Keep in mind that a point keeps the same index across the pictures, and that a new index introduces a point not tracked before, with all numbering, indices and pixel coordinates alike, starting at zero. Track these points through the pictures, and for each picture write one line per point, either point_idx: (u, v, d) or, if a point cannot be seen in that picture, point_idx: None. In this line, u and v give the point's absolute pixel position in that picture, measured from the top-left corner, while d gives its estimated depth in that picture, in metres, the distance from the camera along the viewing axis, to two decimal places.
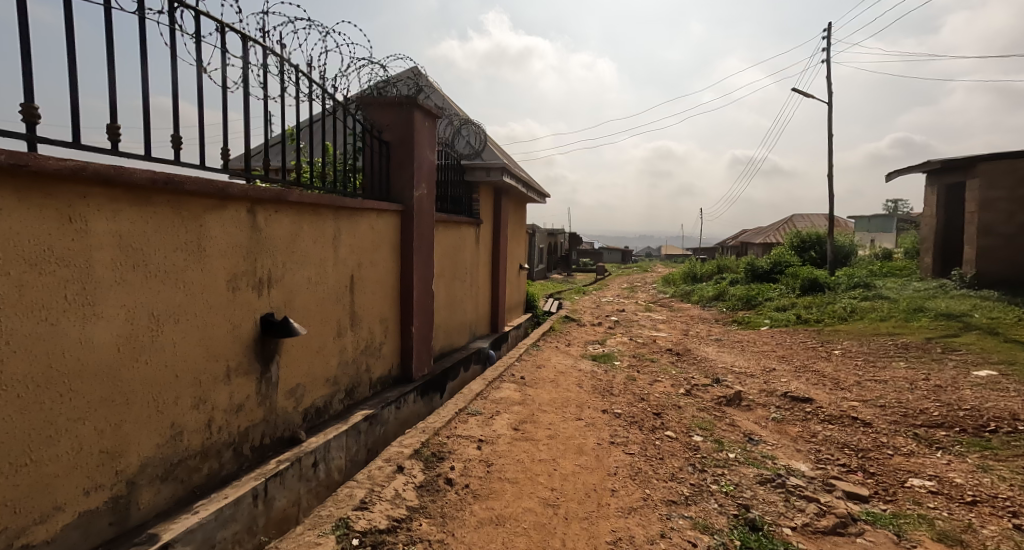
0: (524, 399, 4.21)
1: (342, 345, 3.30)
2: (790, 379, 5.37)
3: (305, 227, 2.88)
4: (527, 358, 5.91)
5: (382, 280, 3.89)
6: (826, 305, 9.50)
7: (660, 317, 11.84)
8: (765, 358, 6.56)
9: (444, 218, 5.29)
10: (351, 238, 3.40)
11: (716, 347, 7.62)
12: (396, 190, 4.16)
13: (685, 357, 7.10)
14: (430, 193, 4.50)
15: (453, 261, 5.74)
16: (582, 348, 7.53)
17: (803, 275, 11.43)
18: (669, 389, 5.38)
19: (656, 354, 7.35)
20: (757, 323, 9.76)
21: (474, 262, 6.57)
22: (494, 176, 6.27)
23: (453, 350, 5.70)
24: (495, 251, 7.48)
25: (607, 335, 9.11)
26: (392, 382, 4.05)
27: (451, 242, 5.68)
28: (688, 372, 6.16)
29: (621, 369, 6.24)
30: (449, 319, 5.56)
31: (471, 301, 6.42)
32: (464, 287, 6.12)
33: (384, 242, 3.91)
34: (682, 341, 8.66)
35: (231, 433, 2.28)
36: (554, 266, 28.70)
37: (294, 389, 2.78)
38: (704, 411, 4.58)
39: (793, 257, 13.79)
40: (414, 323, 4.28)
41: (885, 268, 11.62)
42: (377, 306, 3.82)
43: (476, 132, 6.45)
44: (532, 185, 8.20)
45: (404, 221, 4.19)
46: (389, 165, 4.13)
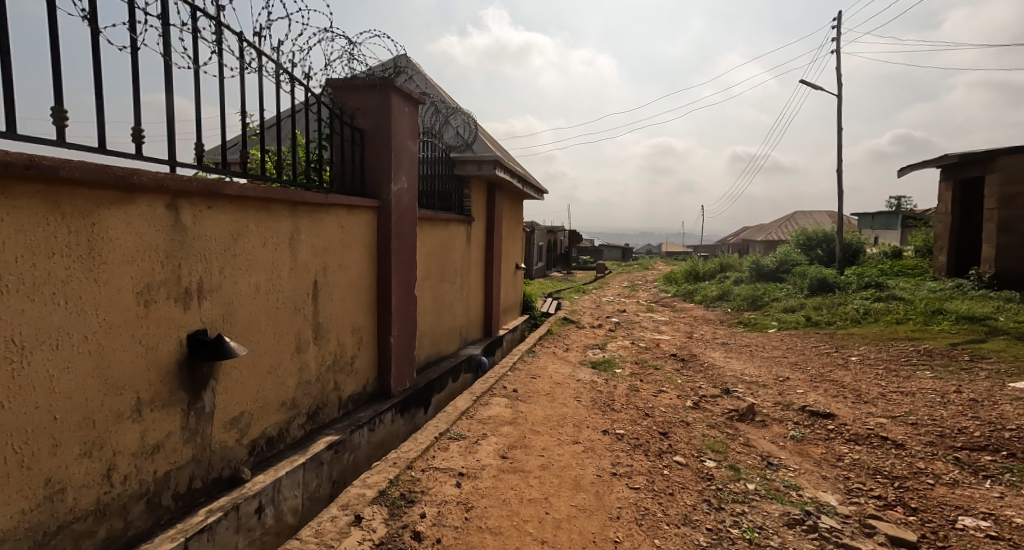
0: (515, 418, 3.77)
1: (303, 361, 2.88)
2: (807, 391, 4.93)
3: (253, 226, 2.44)
4: (520, 367, 5.48)
5: (355, 286, 3.46)
6: (838, 307, 9.05)
7: (663, 318, 11.39)
8: (778, 365, 6.11)
9: (430, 215, 4.85)
10: (314, 238, 2.97)
11: (724, 352, 7.18)
12: (372, 184, 3.72)
13: (691, 363, 6.66)
14: (411, 188, 4.07)
15: (441, 262, 5.31)
16: (580, 354, 7.10)
17: (811, 274, 10.99)
18: (676, 401, 4.95)
19: (660, 360, 6.91)
20: (765, 325, 9.32)
21: (465, 262, 6.15)
22: (485, 171, 5.83)
23: (441, 358, 5.27)
24: (488, 250, 7.06)
25: (608, 338, 8.68)
26: (368, 399, 3.63)
27: (439, 242, 5.25)
28: (695, 381, 5.72)
29: (623, 378, 5.80)
30: (436, 326, 5.14)
31: (462, 304, 6.00)
32: (454, 290, 5.69)
33: (357, 243, 3.47)
34: (686, 344, 8.22)
35: (143, 484, 1.85)
36: (553, 265, 28.29)
37: (237, 418, 2.35)
38: (714, 429, 4.15)
39: (799, 255, 13.34)
40: (393, 334, 3.85)
41: (897, 267, 11.18)
42: (348, 315, 3.38)
43: (467, 122, 6.00)
44: (529, 180, 7.76)
45: (380, 220, 3.75)
46: (364, 157, 3.69)
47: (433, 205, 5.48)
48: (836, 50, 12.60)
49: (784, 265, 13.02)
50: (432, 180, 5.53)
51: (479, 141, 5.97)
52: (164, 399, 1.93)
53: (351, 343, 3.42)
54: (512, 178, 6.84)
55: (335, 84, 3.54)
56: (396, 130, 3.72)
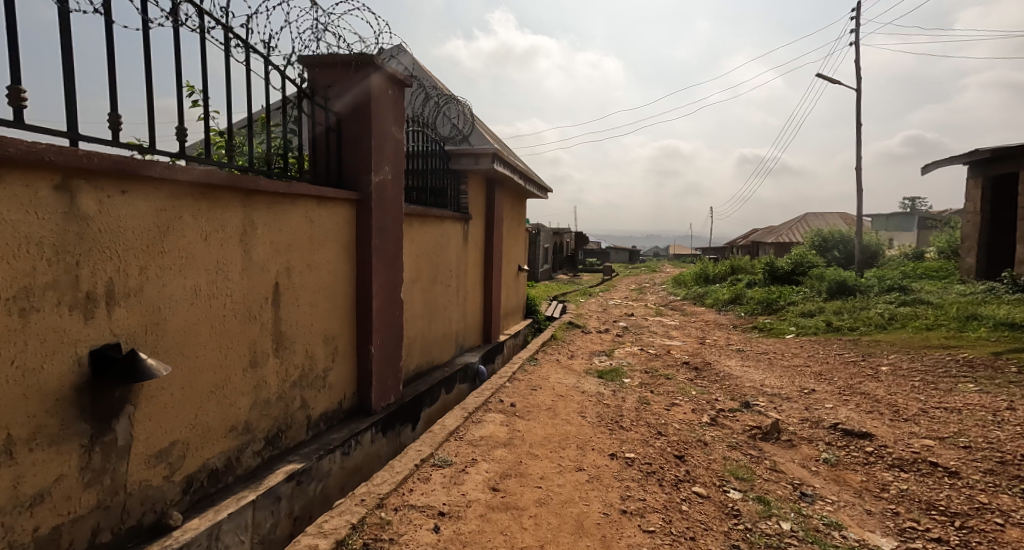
0: (510, 438, 3.33)
1: (261, 377, 2.46)
2: (837, 406, 4.46)
3: (189, 216, 2.02)
4: (520, 378, 5.03)
5: (328, 288, 3.04)
6: (860, 311, 8.54)
7: (672, 323, 10.89)
8: (800, 375, 5.63)
9: (421, 211, 4.44)
10: (275, 232, 2.55)
11: (740, 361, 6.70)
12: (350, 174, 3.31)
13: (705, 372, 6.18)
14: (397, 179, 3.66)
15: (434, 263, 4.90)
16: (586, 362, 6.64)
17: (829, 277, 10.48)
18: (691, 417, 4.48)
19: (671, 369, 6.44)
20: (782, 331, 8.83)
21: (462, 263, 5.73)
22: (483, 165, 5.45)
23: (432, 368, 4.84)
24: (488, 250, 6.64)
25: (615, 344, 8.20)
26: (344, 417, 3.21)
27: (432, 241, 4.84)
28: (711, 393, 5.25)
29: (632, 389, 5.34)
30: (427, 331, 4.73)
31: (458, 309, 5.59)
32: (448, 293, 5.29)
33: (331, 240, 3.05)
34: (699, 351, 7.74)
35: (15, 546, 1.46)
36: (559, 267, 27.82)
37: (167, 451, 1.93)
38: (736, 450, 3.70)
39: (815, 257, 12.82)
40: (376, 342, 3.43)
41: (921, 270, 10.63)
42: (319, 322, 2.97)
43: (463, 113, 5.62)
44: (530, 176, 7.37)
45: (360, 214, 3.34)
46: (341, 144, 3.30)
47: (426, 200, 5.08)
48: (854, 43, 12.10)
49: (799, 267, 12.49)
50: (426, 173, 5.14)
51: (476, 133, 5.58)
52: (53, 433, 1.54)
53: (323, 354, 3.01)
54: (512, 173, 6.43)
55: (307, 60, 3.15)
56: (377, 113, 3.32)
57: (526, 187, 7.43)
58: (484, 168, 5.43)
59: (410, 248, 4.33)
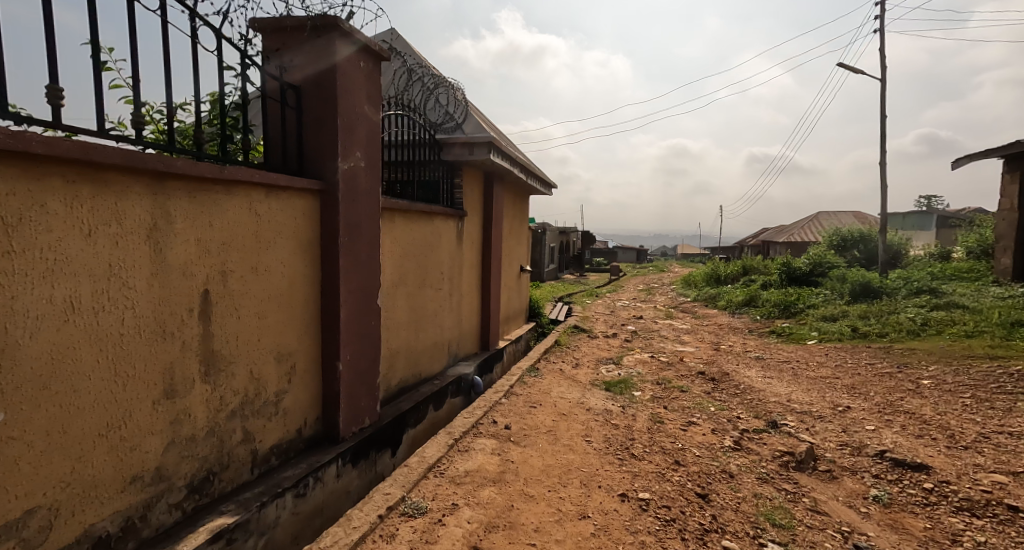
0: (501, 473, 2.83)
1: (185, 409, 1.96)
2: (879, 428, 3.90)
3: (60, 204, 1.52)
4: (517, 393, 4.52)
5: (281, 296, 2.54)
6: (888, 316, 7.94)
7: (683, 327, 10.31)
8: (830, 390, 5.07)
9: (407, 206, 3.94)
10: (204, 225, 2.02)
11: (761, 371, 6.14)
12: (313, 159, 2.80)
13: (723, 384, 5.62)
14: (372, 167, 3.15)
15: (423, 264, 4.40)
16: (592, 371, 6.10)
17: (852, 279, 9.89)
18: (711, 440, 3.94)
19: (685, 380, 5.90)
20: (803, 336, 8.26)
21: (456, 264, 5.23)
22: (477, 155, 4.93)
23: (419, 381, 4.34)
24: (485, 250, 6.13)
25: (623, 351, 7.64)
26: (303, 447, 2.71)
27: (421, 239, 4.34)
28: (732, 410, 4.70)
29: (643, 404, 4.81)
30: (414, 341, 4.24)
31: (450, 315, 5.09)
32: (439, 299, 4.80)
33: (285, 236, 2.55)
34: (714, 359, 7.18)
35: None
36: (564, 267, 27.29)
37: (17, 518, 1.46)
38: (768, 483, 3.17)
39: (835, 257, 12.21)
40: (346, 358, 2.94)
41: (949, 271, 10.02)
42: (270, 337, 2.46)
43: (455, 97, 5.12)
44: (531, 171, 6.87)
45: (325, 208, 2.84)
46: (303, 124, 2.79)
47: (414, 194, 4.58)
48: (879, 30, 11.42)
49: (818, 267, 11.90)
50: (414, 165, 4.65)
51: (470, 121, 5.07)
52: None
53: (275, 375, 2.50)
54: (511, 166, 5.92)
55: (256, 23, 2.65)
56: (344, 88, 2.81)
57: (528, 183, 6.93)
58: (479, 158, 4.92)
59: (392, 247, 3.82)
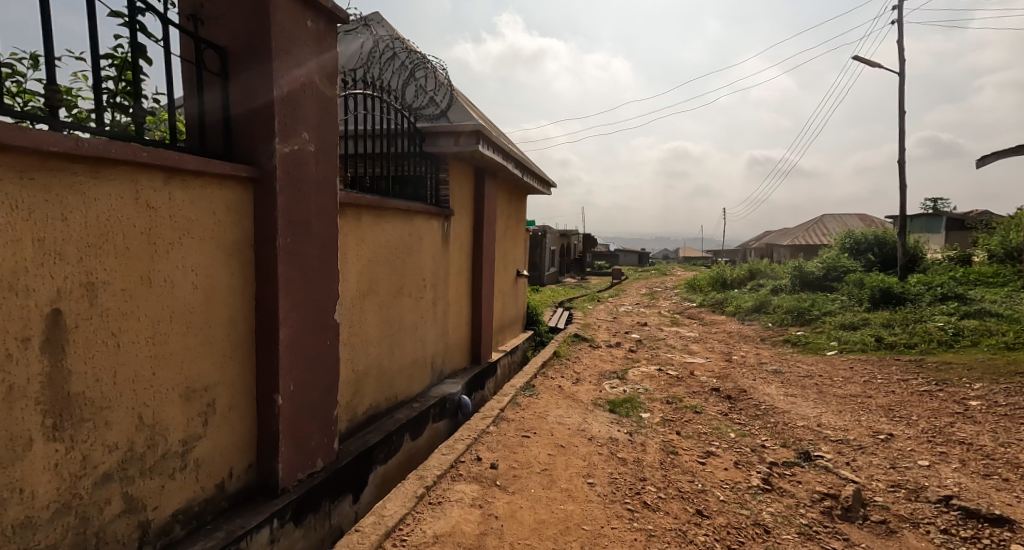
0: (480, 537, 2.26)
1: (12, 479, 1.41)
2: (935, 464, 3.29)
3: None
4: (508, 419, 3.93)
5: (193, 314, 1.96)
6: (914, 324, 7.33)
7: (691, 335, 9.70)
8: (865, 412, 4.46)
9: (378, 202, 3.35)
10: (47, 222, 1.47)
11: (782, 387, 5.53)
12: (244, 138, 2.22)
13: (741, 404, 5.02)
14: (325, 152, 2.57)
15: (399, 269, 3.81)
16: (594, 389, 5.51)
17: (871, 284, 9.28)
18: (735, 477, 3.35)
19: (698, 398, 5.31)
20: (822, 346, 7.66)
21: (440, 269, 4.65)
22: (464, 146, 4.35)
23: (394, 405, 3.75)
24: (476, 253, 5.56)
25: (628, 363, 7.05)
26: (228, 506, 2.13)
27: (397, 240, 3.75)
28: (755, 436, 4.09)
29: (653, 430, 4.21)
30: (387, 358, 3.65)
31: (433, 326, 4.51)
32: (420, 308, 4.22)
33: (196, 236, 1.95)
34: (727, 373, 6.58)
35: None
36: (565, 271, 26.71)
37: None
38: (812, 541, 2.58)
39: (849, 261, 11.62)
40: (289, 390, 2.35)
41: (975, 275, 9.42)
42: (174, 368, 1.88)
43: (438, 80, 4.53)
44: (527, 166, 6.29)
45: (259, 200, 2.25)
46: (230, 94, 2.21)
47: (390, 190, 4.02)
48: (897, 22, 10.84)
49: (832, 271, 11.31)
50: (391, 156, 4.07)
51: (456, 107, 4.49)
52: None
53: (183, 417, 1.92)
54: (504, 160, 5.36)
55: None
56: (282, 50, 2.22)
57: (523, 179, 6.35)
58: (466, 150, 4.34)
59: (359, 250, 3.23)
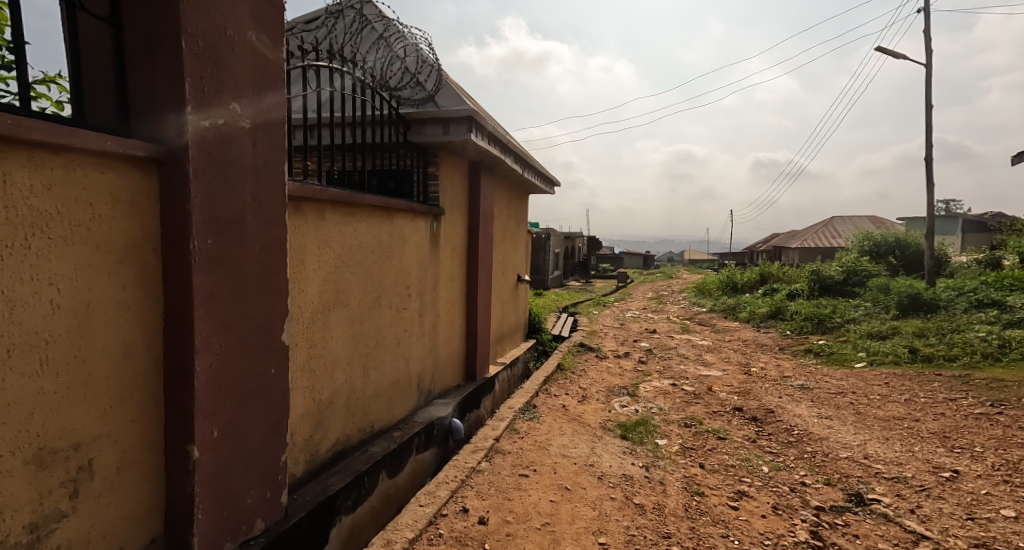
0: None
1: None
2: (1022, 515, 2.72)
3: None
4: (503, 451, 3.37)
5: (50, 345, 1.42)
6: (951, 334, 6.73)
7: (704, 344, 9.11)
8: (916, 441, 3.88)
9: (347, 197, 2.80)
10: None
11: (813, 407, 4.95)
12: (143, 104, 1.65)
13: (770, 428, 4.43)
14: (265, 128, 2.01)
15: (376, 275, 3.26)
16: (602, 409, 4.93)
17: (898, 290, 8.68)
18: (778, 527, 2.78)
19: (719, 420, 4.74)
20: (850, 358, 7.06)
21: (428, 275, 4.10)
22: (454, 135, 3.82)
23: (370, 437, 3.20)
24: (470, 257, 5.01)
25: (639, 377, 6.48)
26: None
27: (372, 242, 3.20)
28: (793, 471, 3.52)
29: (673, 462, 3.64)
30: (361, 381, 3.10)
31: (419, 341, 3.95)
32: (403, 321, 3.67)
33: (57, 236, 1.42)
34: (749, 389, 5.99)
35: None
36: (569, 275, 26.09)
37: None
38: None
39: (870, 264, 11.01)
40: (213, 437, 1.78)
41: (1010, 280, 8.81)
42: (15, 424, 1.35)
43: (425, 60, 4.01)
44: (525, 160, 5.75)
45: (165, 189, 1.68)
46: (126, 46, 1.66)
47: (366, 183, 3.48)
48: (924, 11, 10.22)
49: (852, 275, 10.71)
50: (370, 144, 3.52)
51: (445, 91, 3.96)
52: None
53: (32, 490, 1.39)
54: (500, 153, 4.82)
55: None
56: None
57: (522, 175, 5.81)
58: (457, 139, 3.80)
59: (322, 252, 2.67)
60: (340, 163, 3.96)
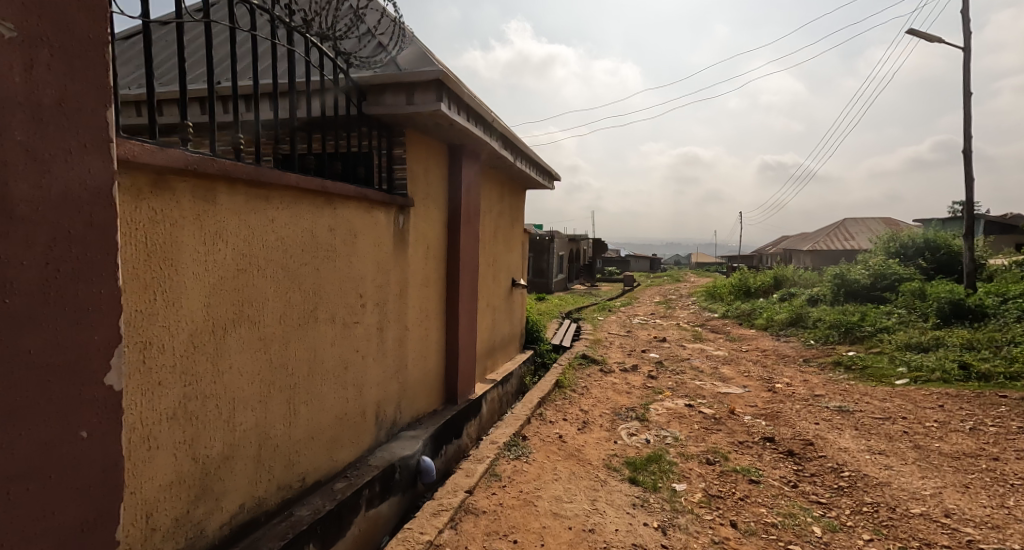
0: None
1: None
2: None
3: None
4: (476, 512, 2.62)
5: None
6: (1007, 348, 5.92)
7: (720, 356, 8.29)
8: (1005, 490, 3.08)
9: (253, 175, 2.03)
10: None
11: (860, 438, 4.14)
12: None
13: (811, 467, 3.62)
14: (55, 52, 1.22)
15: (308, 280, 2.49)
16: (606, 439, 4.14)
17: (937, 296, 7.86)
18: None
19: (748, 454, 3.94)
20: (889, 374, 6.25)
21: (392, 280, 3.33)
22: (419, 104, 3.05)
23: (298, 494, 2.42)
24: (448, 259, 4.24)
25: (648, 396, 5.67)
26: None
27: (303, 237, 2.43)
28: (854, 534, 2.72)
29: (698, 520, 2.85)
30: (284, 421, 2.33)
31: (378, 361, 3.18)
32: (354, 338, 2.90)
33: None
34: (777, 411, 5.17)
35: None
36: (573, 278, 25.28)
37: None
38: None
39: (899, 267, 10.19)
40: None
41: None
42: None
43: (386, 14, 3.26)
44: (517, 144, 4.97)
45: None
46: None
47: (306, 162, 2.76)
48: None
49: (880, 279, 9.89)
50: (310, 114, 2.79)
51: (410, 52, 3.20)
52: None
53: None
54: (483, 134, 4.05)
55: None
56: None
57: (514, 162, 5.03)
58: (422, 108, 3.03)
59: (211, 250, 1.91)
60: (288, 145, 3.25)
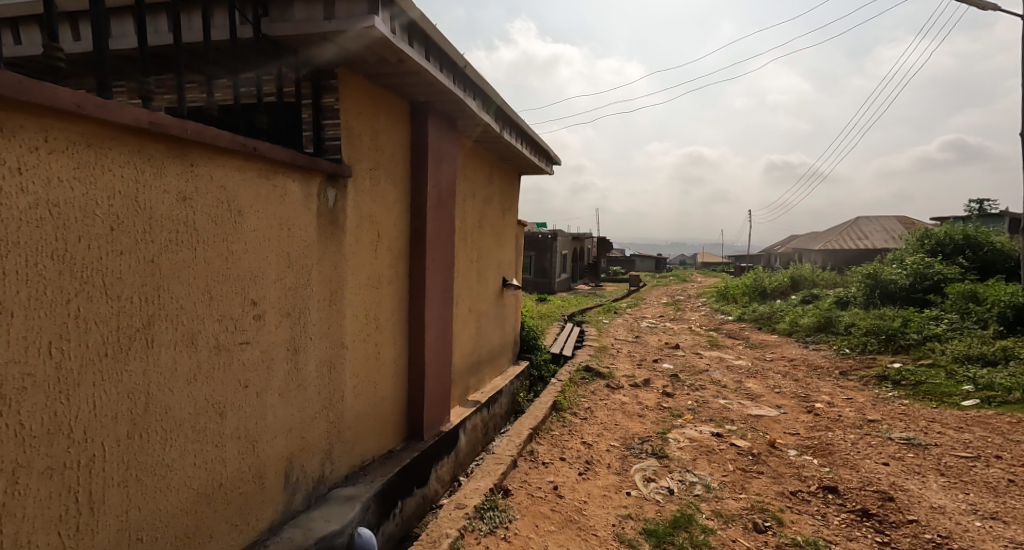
0: None
1: None
2: None
3: None
4: None
5: None
6: None
7: (742, 367, 7.26)
8: None
9: None
10: None
11: (953, 491, 3.14)
12: None
13: (902, 540, 2.62)
14: None
15: (129, 279, 1.45)
16: (617, 490, 3.14)
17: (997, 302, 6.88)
18: None
19: (807, 514, 2.94)
20: (953, 394, 5.24)
21: (314, 280, 2.32)
22: (341, 19, 2.04)
23: None
24: (410, 252, 3.23)
25: (665, 421, 4.66)
26: None
27: (119, 207, 1.40)
28: None
29: None
30: (63, 526, 1.30)
31: (288, 398, 2.15)
32: (238, 368, 1.87)
33: None
34: (828, 443, 4.16)
35: None
36: (575, 278, 24.24)
37: None
38: None
39: (940, 266, 9.17)
40: None
41: None
42: None
43: None
44: (505, 111, 3.93)
45: None
46: None
47: (184, 101, 1.72)
48: None
49: (920, 280, 8.86)
50: (173, 34, 1.74)
51: None
52: None
53: None
54: (455, 88, 3.02)
55: None
56: None
57: (501, 134, 3.99)
58: (348, 26, 2.02)
59: None
60: (171, 90, 2.28)
